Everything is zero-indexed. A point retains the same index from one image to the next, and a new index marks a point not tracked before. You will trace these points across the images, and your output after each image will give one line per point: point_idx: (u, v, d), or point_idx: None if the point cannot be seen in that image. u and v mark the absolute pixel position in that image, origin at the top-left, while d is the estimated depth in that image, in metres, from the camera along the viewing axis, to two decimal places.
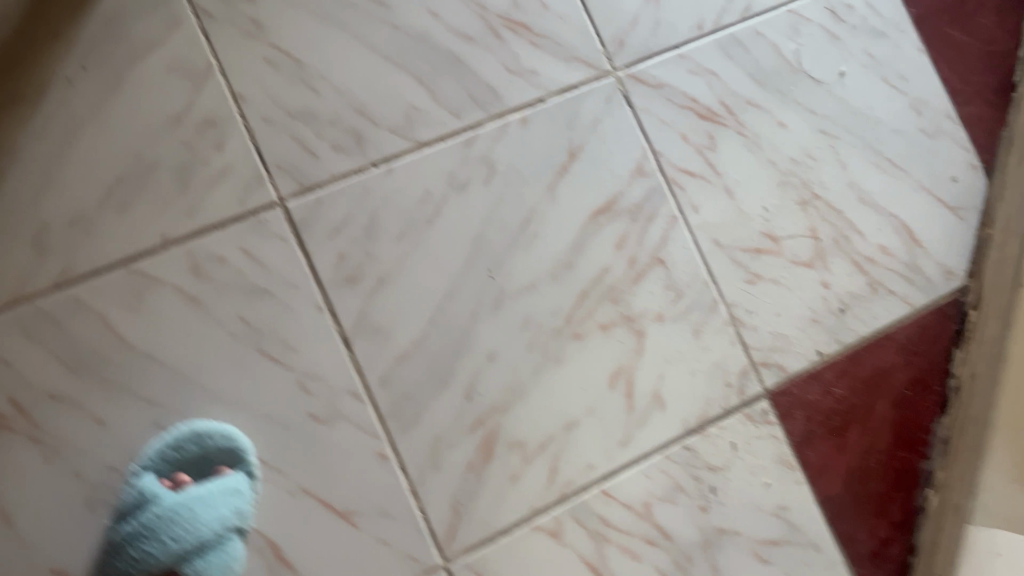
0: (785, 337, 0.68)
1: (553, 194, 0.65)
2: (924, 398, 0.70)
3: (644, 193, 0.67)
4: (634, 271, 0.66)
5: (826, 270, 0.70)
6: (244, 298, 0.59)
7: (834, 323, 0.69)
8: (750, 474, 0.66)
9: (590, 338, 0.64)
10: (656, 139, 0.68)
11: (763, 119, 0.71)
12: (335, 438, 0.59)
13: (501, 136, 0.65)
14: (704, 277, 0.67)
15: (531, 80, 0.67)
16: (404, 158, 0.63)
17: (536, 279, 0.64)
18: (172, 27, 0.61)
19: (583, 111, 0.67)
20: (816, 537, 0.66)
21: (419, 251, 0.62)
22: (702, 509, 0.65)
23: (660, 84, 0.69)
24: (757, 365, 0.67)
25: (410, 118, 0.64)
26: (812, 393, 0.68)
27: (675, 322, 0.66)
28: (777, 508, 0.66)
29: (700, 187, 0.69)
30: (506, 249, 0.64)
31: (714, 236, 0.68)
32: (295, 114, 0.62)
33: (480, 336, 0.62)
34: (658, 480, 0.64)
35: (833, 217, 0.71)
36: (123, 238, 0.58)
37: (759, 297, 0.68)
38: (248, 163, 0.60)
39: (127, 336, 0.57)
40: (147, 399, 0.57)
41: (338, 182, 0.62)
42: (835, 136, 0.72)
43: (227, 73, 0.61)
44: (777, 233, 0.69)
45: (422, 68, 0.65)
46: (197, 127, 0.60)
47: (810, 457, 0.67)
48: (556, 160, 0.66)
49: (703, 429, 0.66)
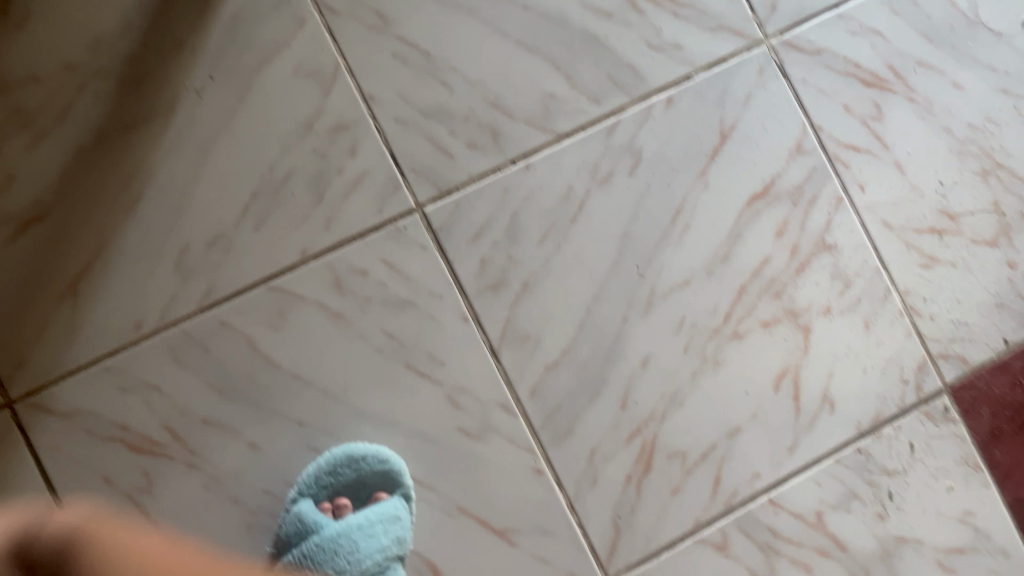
0: (966, 326, 0.62)
1: (705, 181, 0.60)
2: None
3: (805, 174, 0.61)
4: (797, 261, 0.61)
5: (1012, 248, 0.63)
6: (387, 311, 0.56)
7: (1022, 308, 0.63)
8: (930, 477, 0.60)
9: (750, 337, 0.60)
10: (816, 113, 0.62)
11: (936, 81, 0.63)
12: (488, 454, 0.57)
13: (646, 120, 0.60)
14: (874, 264, 0.61)
15: (675, 55, 0.61)
16: (544, 151, 0.59)
17: (690, 275, 0.60)
18: (296, 27, 0.57)
19: (734, 87, 0.61)
20: (1008, 543, 0.60)
21: (564, 252, 0.59)
22: (879, 517, 0.60)
23: (818, 50, 0.62)
24: (936, 358, 0.61)
25: (548, 108, 0.59)
26: (998, 385, 0.62)
27: (844, 316, 0.61)
28: (962, 514, 0.60)
29: (866, 163, 0.62)
30: (656, 245, 0.60)
31: (884, 217, 0.62)
32: (427, 111, 0.58)
33: (633, 340, 0.59)
34: (831, 488, 0.59)
35: (1019, 187, 0.63)
36: (262, 256, 0.56)
37: (936, 282, 0.62)
38: (383, 168, 0.57)
39: (274, 357, 0.56)
40: (298, 421, 0.55)
41: (476, 183, 0.58)
42: (1020, 96, 0.64)
43: (355, 72, 0.58)
44: (955, 210, 0.62)
45: (558, 50, 0.60)
46: (329, 132, 0.57)
47: (998, 456, 0.61)
48: (706, 143, 0.61)
49: (878, 430, 0.60)
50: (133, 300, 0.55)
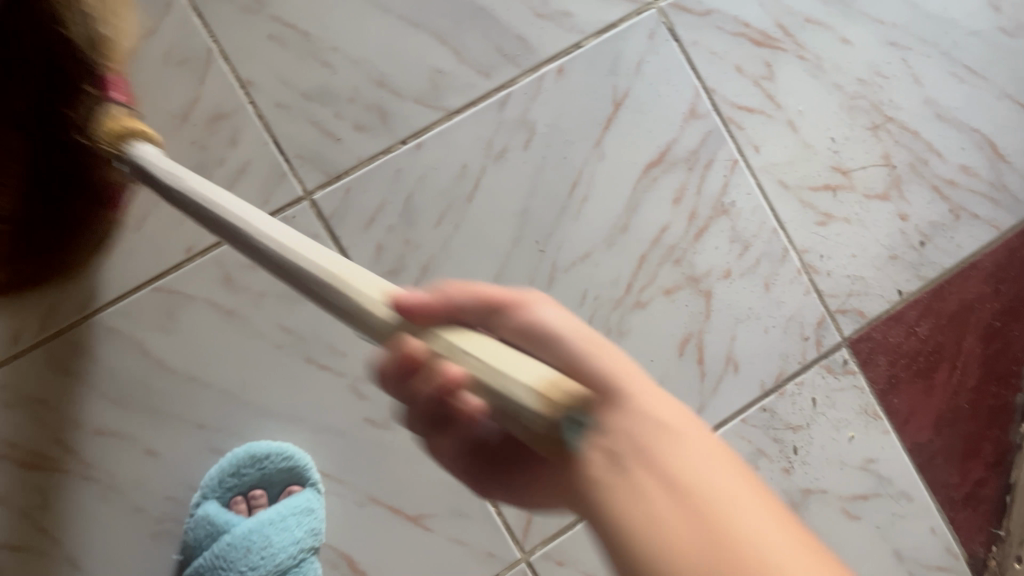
0: (862, 280, 0.63)
1: (601, 150, 0.60)
2: (1016, 327, 0.65)
3: (700, 138, 0.61)
4: (696, 227, 0.61)
5: (903, 201, 0.64)
6: (282, 305, 0.55)
7: (915, 259, 0.64)
8: (833, 429, 0.62)
9: (653, 305, 0.60)
10: (709, 76, 0.61)
11: (825, 37, 0.63)
12: (397, 442, 0.56)
13: (537, 92, 0.59)
14: (772, 225, 0.62)
15: (564, 23, 0.59)
16: (435, 129, 0.57)
17: (590, 248, 0.59)
18: (164, 9, 0.54)
19: (625, 53, 0.60)
20: (908, 487, 0.63)
21: (462, 233, 0.58)
22: (786, 472, 0.61)
23: (708, 11, 0.61)
24: (834, 313, 0.63)
25: (436, 84, 0.58)
26: (894, 335, 0.63)
27: (743, 278, 0.61)
28: (864, 462, 0.62)
29: (760, 123, 0.62)
30: (555, 220, 0.59)
31: (780, 176, 0.62)
32: (310, 94, 0.56)
33: None
34: (738, 447, 0.61)
35: (909, 139, 0.64)
36: (145, 256, 0.53)
37: (832, 239, 0.63)
38: (267, 156, 0.55)
39: (167, 360, 0.54)
40: (199, 424, 0.54)
41: (367, 165, 0.56)
42: (906, 48, 0.64)
43: (231, 57, 0.55)
44: (847, 166, 0.63)
45: (441, 23, 0.58)
46: (207, 122, 0.54)
47: (896, 404, 0.63)
48: (600, 113, 0.60)
49: (782, 387, 0.61)
50: (9, 311, 0.52)
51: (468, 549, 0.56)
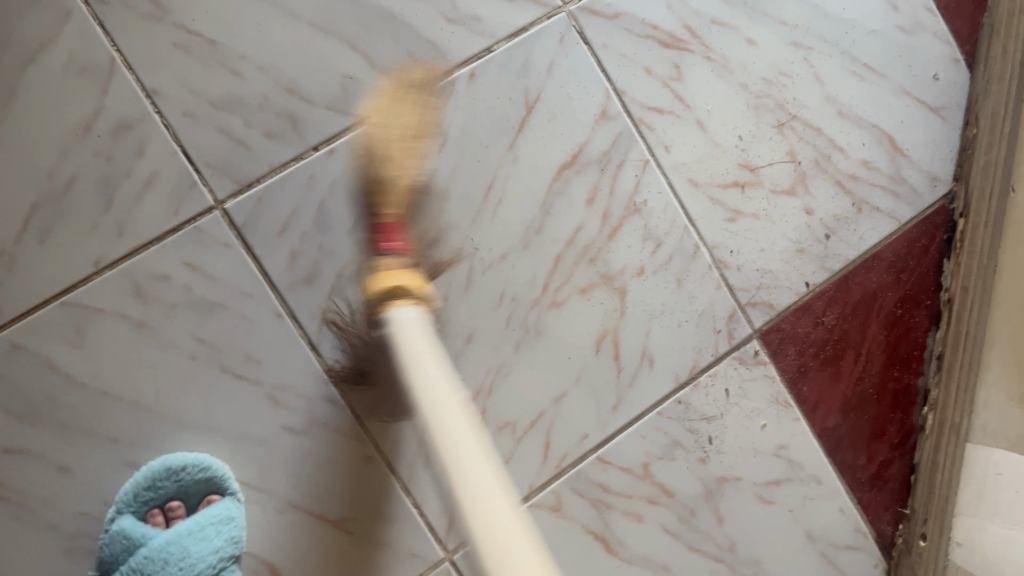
0: (771, 273, 0.65)
1: (515, 153, 0.61)
2: (915, 313, 0.68)
3: (611, 139, 0.62)
4: (609, 226, 0.62)
5: (808, 196, 0.66)
6: (196, 316, 0.55)
7: (821, 251, 0.66)
8: (746, 418, 0.64)
9: (570, 304, 0.61)
10: (618, 77, 0.63)
11: (730, 38, 0.65)
12: (317, 448, 0.56)
13: (450, 98, 0.60)
14: (683, 222, 0.64)
15: (474, 28, 0.60)
16: (347, 136, 0.57)
17: (507, 249, 0.60)
18: (63, 19, 0.53)
19: (536, 56, 0.61)
20: (817, 470, 0.65)
21: None
22: (702, 461, 0.63)
23: (616, 14, 0.63)
24: (745, 306, 0.65)
25: (347, 89, 0.57)
26: (802, 325, 0.66)
27: (657, 275, 0.63)
28: (776, 448, 0.65)
29: (670, 123, 0.64)
30: (471, 223, 0.60)
31: (690, 175, 0.64)
32: (217, 102, 0.55)
33: (455, 319, 0.60)
34: (655, 440, 0.62)
35: (812, 136, 0.67)
36: (51, 271, 0.53)
37: (741, 234, 0.65)
38: (175, 166, 0.55)
39: (76, 376, 0.53)
40: (112, 438, 0.54)
41: (278, 172, 0.56)
42: (809, 48, 0.67)
43: (135, 66, 0.54)
44: (755, 163, 0.65)
45: (350, 28, 0.58)
46: (112, 132, 0.54)
47: (805, 391, 0.66)
48: (513, 116, 0.61)
49: (695, 379, 0.63)
50: None
51: (391, 551, 0.57)
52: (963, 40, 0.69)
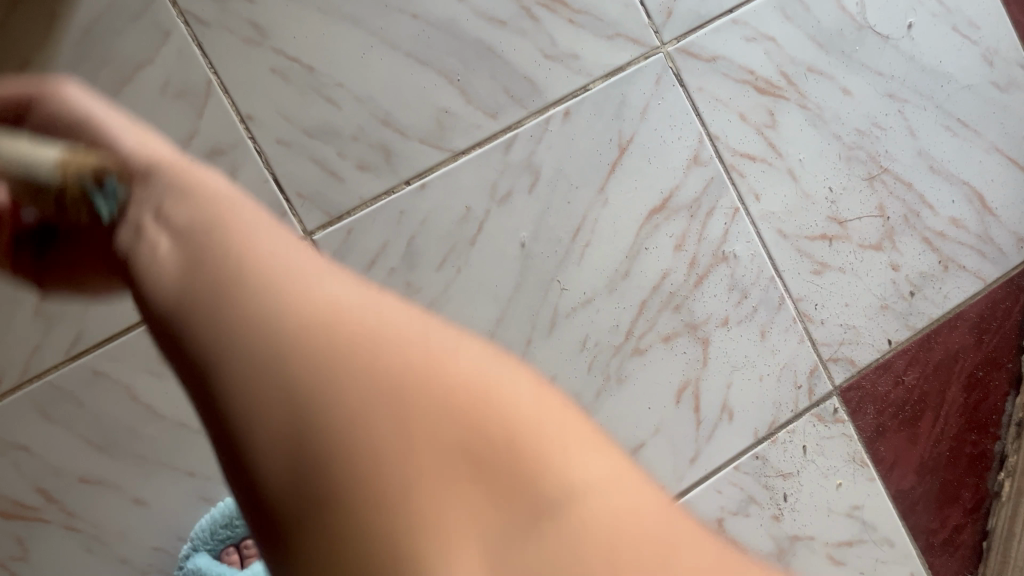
0: (854, 329, 0.64)
1: (605, 195, 0.59)
2: (995, 376, 0.66)
3: (702, 185, 0.61)
4: (696, 274, 0.61)
5: (895, 251, 0.65)
6: None
7: (904, 309, 0.65)
8: (822, 477, 0.63)
9: (652, 352, 0.60)
10: (712, 122, 0.61)
11: (826, 87, 0.63)
12: None
13: (543, 136, 0.58)
14: (769, 273, 0.62)
15: (572, 66, 0.59)
16: (441, 170, 0.57)
17: (592, 292, 0.59)
18: (161, 39, 0.53)
19: (632, 97, 0.60)
20: (890, 532, 0.64)
21: (464, 277, 0.57)
22: (776, 518, 0.62)
23: (714, 57, 0.61)
24: (826, 362, 0.63)
25: (442, 124, 0.57)
26: (882, 384, 0.64)
27: (741, 326, 0.62)
28: (850, 508, 0.63)
29: (762, 172, 0.62)
30: (558, 264, 0.59)
31: (779, 225, 0.62)
32: (313, 131, 0.55)
33: (534, 363, 0.58)
34: (730, 495, 0.61)
35: (902, 191, 0.65)
36: None
37: (827, 288, 0.63)
38: (266, 194, 0.54)
39: (155, 407, 0.53)
40: (189, 471, 0.54)
41: (369, 206, 0.56)
42: (903, 100, 0.65)
43: (231, 91, 0.54)
44: (844, 216, 0.64)
45: (448, 62, 0.57)
46: (204, 158, 0.53)
47: (882, 451, 0.64)
48: (606, 157, 0.59)
49: (774, 435, 0.62)
50: None
51: None
52: None
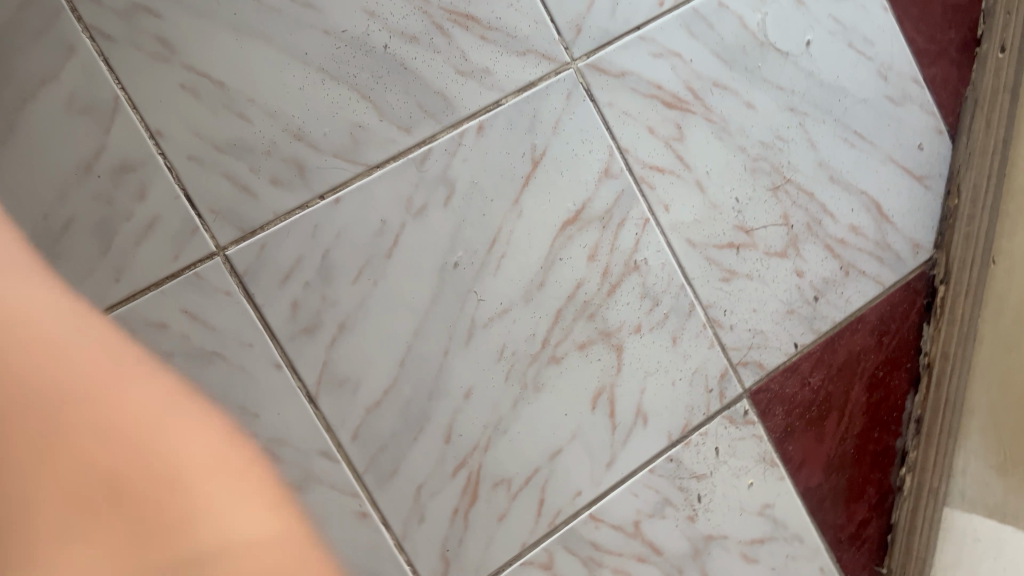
0: (762, 333, 0.66)
1: (520, 207, 0.61)
2: (895, 376, 0.70)
3: (613, 197, 0.63)
4: (609, 283, 0.63)
5: (800, 258, 0.67)
6: (192, 365, 0.55)
7: (810, 313, 0.68)
8: (734, 477, 0.65)
9: (568, 361, 0.61)
10: (621, 136, 0.63)
11: (730, 101, 0.66)
12: (312, 503, 0.57)
13: (458, 150, 0.59)
14: (680, 281, 0.64)
15: (485, 81, 0.60)
16: (354, 185, 0.57)
17: (508, 303, 0.60)
18: (66, 55, 0.53)
19: (543, 111, 0.61)
20: (800, 529, 0.66)
21: (380, 290, 0.58)
22: (691, 519, 0.64)
23: (623, 73, 0.63)
24: (736, 365, 0.65)
25: (356, 139, 0.57)
26: (790, 386, 0.67)
27: (653, 333, 0.63)
28: (762, 507, 0.65)
29: (670, 183, 0.64)
30: (474, 275, 0.60)
31: (688, 235, 0.65)
32: (224, 147, 0.55)
33: (453, 374, 0.59)
34: (646, 498, 0.63)
35: (805, 201, 0.68)
36: None
37: (735, 294, 0.66)
38: (177, 210, 0.55)
39: None
40: None
41: (282, 221, 0.56)
42: (804, 113, 0.68)
43: (140, 107, 0.54)
44: (750, 225, 0.66)
45: (361, 78, 0.58)
46: (112, 174, 0.54)
47: (791, 450, 0.66)
48: (519, 170, 0.61)
49: (687, 438, 0.64)
50: None
51: None
52: (948, 112, 0.71)
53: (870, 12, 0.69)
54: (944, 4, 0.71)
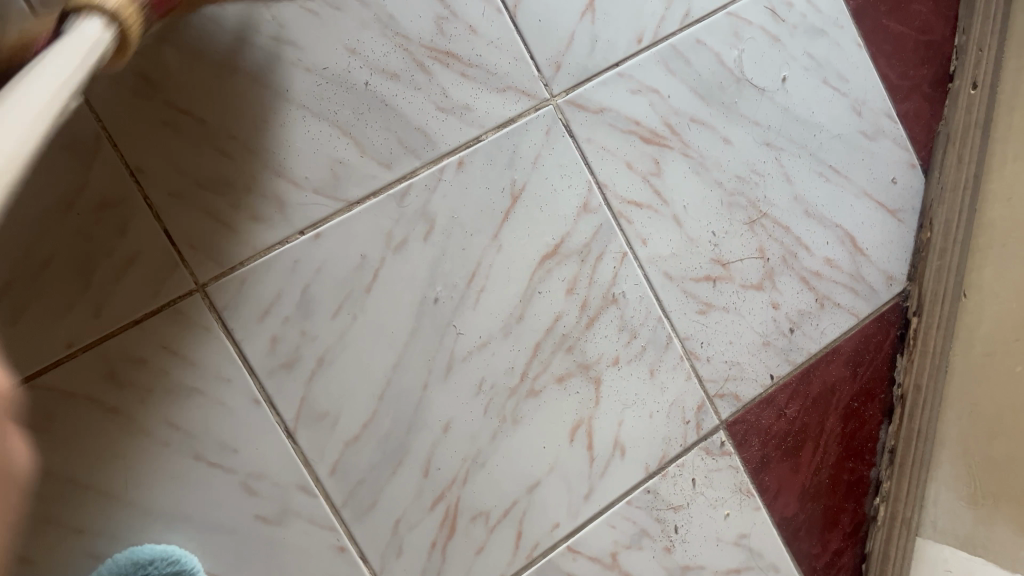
0: (738, 365, 0.67)
1: (499, 241, 0.61)
2: (869, 407, 0.71)
3: (592, 232, 0.64)
4: (587, 316, 0.63)
5: (776, 291, 0.68)
6: (170, 401, 0.55)
7: (785, 345, 0.68)
8: (711, 508, 0.65)
9: (546, 393, 0.62)
10: (600, 171, 0.64)
11: (707, 135, 0.67)
12: (290, 537, 0.57)
13: (438, 185, 0.60)
14: (657, 313, 0.65)
15: (465, 117, 0.61)
16: (335, 220, 0.58)
17: (487, 336, 0.61)
18: None
19: (523, 147, 0.62)
20: (776, 559, 0.67)
21: (360, 323, 0.58)
22: (668, 550, 0.64)
23: (602, 109, 0.64)
24: (713, 397, 0.66)
25: (336, 174, 0.58)
26: (766, 417, 0.68)
27: (631, 365, 0.64)
28: (738, 537, 0.66)
29: (648, 218, 0.65)
30: (454, 309, 0.60)
31: (665, 268, 0.65)
32: (205, 183, 0.56)
33: (431, 407, 0.60)
34: (623, 529, 0.63)
35: (781, 234, 0.69)
36: (20, 353, 0.53)
37: (711, 327, 0.66)
38: (157, 246, 0.55)
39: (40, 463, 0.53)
40: (76, 528, 0.54)
41: (262, 256, 0.57)
42: (779, 148, 0.69)
43: (121, 144, 0.55)
44: (726, 258, 0.67)
45: (342, 114, 0.58)
46: (92, 210, 0.54)
47: (767, 481, 0.67)
48: (499, 206, 0.61)
49: (664, 469, 0.64)
50: None
51: None
52: (920, 146, 0.73)
53: (843, 49, 0.70)
54: (915, 41, 0.72)
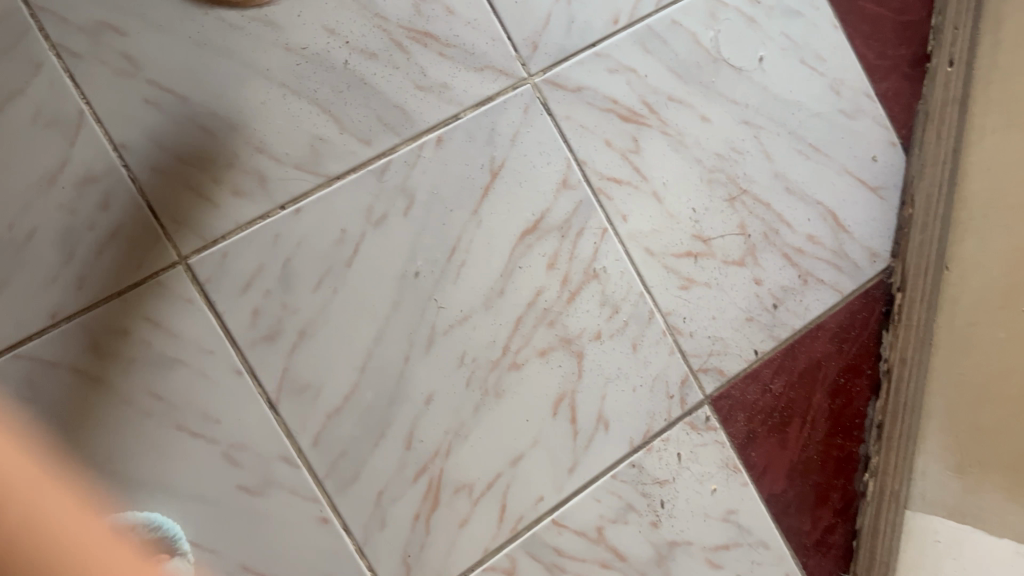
0: (722, 340, 0.67)
1: (479, 217, 0.62)
2: (856, 383, 0.71)
3: (572, 207, 0.64)
4: (568, 291, 0.64)
5: (758, 267, 0.69)
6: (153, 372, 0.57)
7: (769, 320, 0.69)
8: (698, 483, 0.65)
9: (528, 366, 0.63)
10: (579, 148, 0.65)
11: (685, 114, 0.68)
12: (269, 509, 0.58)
13: (416, 161, 0.61)
14: (639, 288, 0.66)
15: (443, 95, 0.62)
16: (316, 195, 0.60)
17: (468, 310, 0.62)
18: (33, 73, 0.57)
19: (501, 125, 0.63)
20: (766, 535, 0.67)
21: (339, 297, 0.60)
22: (654, 525, 0.64)
23: (580, 87, 0.65)
24: (696, 372, 0.66)
25: (317, 150, 0.60)
26: (751, 393, 0.68)
27: (614, 339, 0.65)
28: (726, 513, 0.66)
29: (628, 194, 0.66)
30: (435, 283, 0.61)
31: (646, 244, 0.66)
32: (186, 159, 0.58)
33: (414, 379, 0.61)
34: (608, 502, 0.63)
35: (762, 211, 0.69)
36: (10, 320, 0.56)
37: (694, 302, 0.67)
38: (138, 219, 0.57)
39: (27, 430, 0.56)
40: (61, 494, 0.56)
41: (245, 230, 0.59)
42: (758, 126, 0.69)
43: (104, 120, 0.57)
44: (707, 234, 0.68)
45: (321, 92, 0.60)
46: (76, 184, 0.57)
47: (754, 456, 0.67)
48: (478, 182, 0.63)
49: (649, 443, 0.65)
50: None
51: None
52: (900, 124, 0.73)
53: (821, 29, 0.71)
54: (894, 22, 0.73)
